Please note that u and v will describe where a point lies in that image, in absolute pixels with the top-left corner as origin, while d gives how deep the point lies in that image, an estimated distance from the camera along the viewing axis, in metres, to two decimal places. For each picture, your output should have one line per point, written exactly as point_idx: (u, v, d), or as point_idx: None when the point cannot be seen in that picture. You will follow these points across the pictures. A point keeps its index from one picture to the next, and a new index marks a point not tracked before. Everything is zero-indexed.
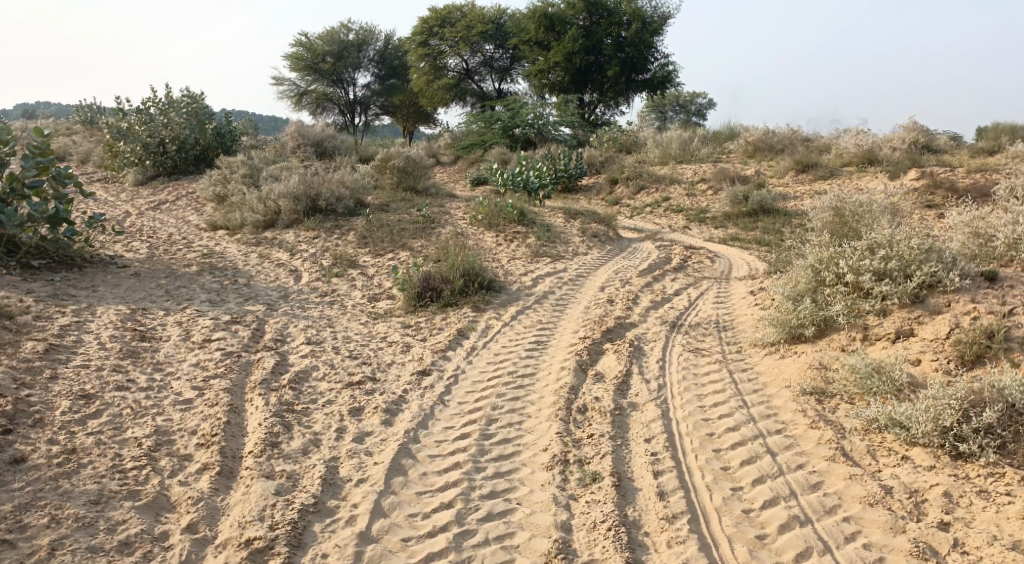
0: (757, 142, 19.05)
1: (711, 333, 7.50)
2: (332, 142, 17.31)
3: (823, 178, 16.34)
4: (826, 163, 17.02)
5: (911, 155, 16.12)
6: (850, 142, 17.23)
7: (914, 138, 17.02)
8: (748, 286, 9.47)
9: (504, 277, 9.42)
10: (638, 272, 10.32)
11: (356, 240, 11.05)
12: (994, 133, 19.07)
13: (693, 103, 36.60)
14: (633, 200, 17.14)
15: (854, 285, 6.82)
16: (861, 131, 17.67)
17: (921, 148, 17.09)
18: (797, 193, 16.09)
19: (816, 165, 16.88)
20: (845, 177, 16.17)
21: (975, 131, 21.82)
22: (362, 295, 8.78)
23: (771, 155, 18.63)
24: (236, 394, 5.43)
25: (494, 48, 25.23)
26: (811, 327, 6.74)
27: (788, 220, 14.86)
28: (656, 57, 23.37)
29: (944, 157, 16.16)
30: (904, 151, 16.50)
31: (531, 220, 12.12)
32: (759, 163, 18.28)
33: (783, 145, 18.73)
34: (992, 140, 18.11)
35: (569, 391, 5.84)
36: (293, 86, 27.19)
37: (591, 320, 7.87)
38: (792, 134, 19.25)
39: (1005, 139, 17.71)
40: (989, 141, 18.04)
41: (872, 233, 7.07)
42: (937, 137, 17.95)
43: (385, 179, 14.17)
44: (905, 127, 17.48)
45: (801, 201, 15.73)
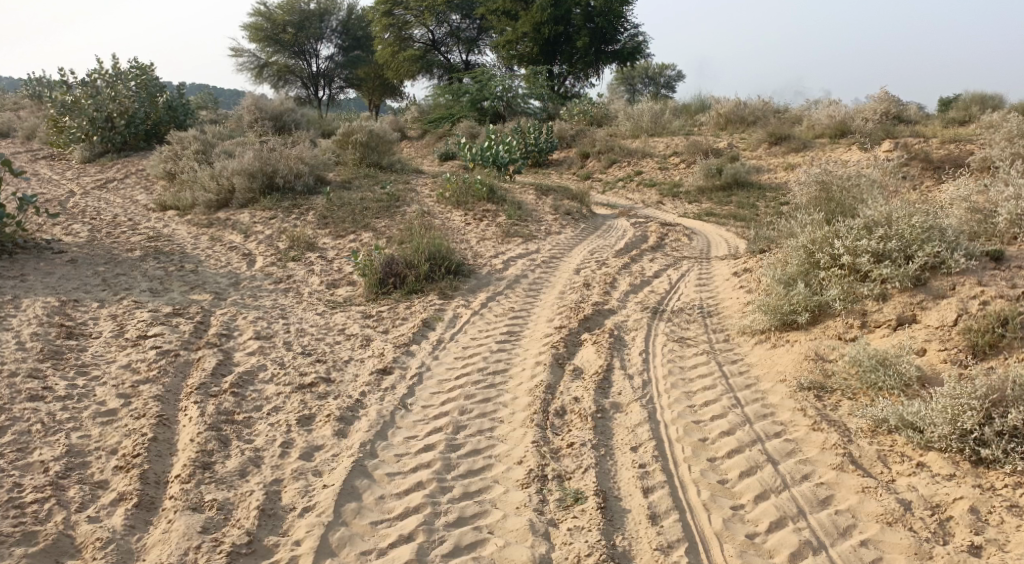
0: (728, 113, 18.50)
1: (695, 320, 6.97)
2: (292, 115, 16.47)
3: (797, 150, 15.87)
4: (800, 135, 16.54)
5: (884, 126, 15.72)
6: (823, 114, 16.77)
7: (886, 109, 16.62)
8: (732, 266, 8.95)
9: (471, 259, 8.81)
10: (615, 252, 9.78)
11: (315, 220, 10.36)
12: (965, 103, 18.74)
13: (662, 74, 36.06)
14: (606, 174, 16.57)
15: (849, 267, 6.29)
16: (833, 102, 17.23)
17: (893, 119, 16.69)
18: (771, 165, 15.62)
19: (789, 137, 16.37)
20: (819, 149, 15.70)
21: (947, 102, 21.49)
22: (320, 282, 8.11)
23: (743, 127, 18.13)
24: (169, 404, 4.83)
25: (460, 18, 24.40)
26: (805, 314, 6.22)
27: (763, 195, 14.38)
28: (626, 27, 22.74)
29: (918, 128, 15.77)
30: (877, 122, 16.10)
31: (500, 197, 11.49)
32: (732, 135, 17.78)
33: (755, 117, 18.23)
34: (964, 110, 17.75)
35: (546, 390, 5.28)
36: (253, 58, 26.17)
37: (567, 307, 7.30)
38: (764, 106, 18.76)
39: (976, 109, 17.38)
40: (961, 111, 17.70)
41: (868, 209, 6.53)
42: (909, 108, 17.55)
43: (347, 155, 13.43)
44: (875, 97, 17.08)
45: (776, 174, 15.27)
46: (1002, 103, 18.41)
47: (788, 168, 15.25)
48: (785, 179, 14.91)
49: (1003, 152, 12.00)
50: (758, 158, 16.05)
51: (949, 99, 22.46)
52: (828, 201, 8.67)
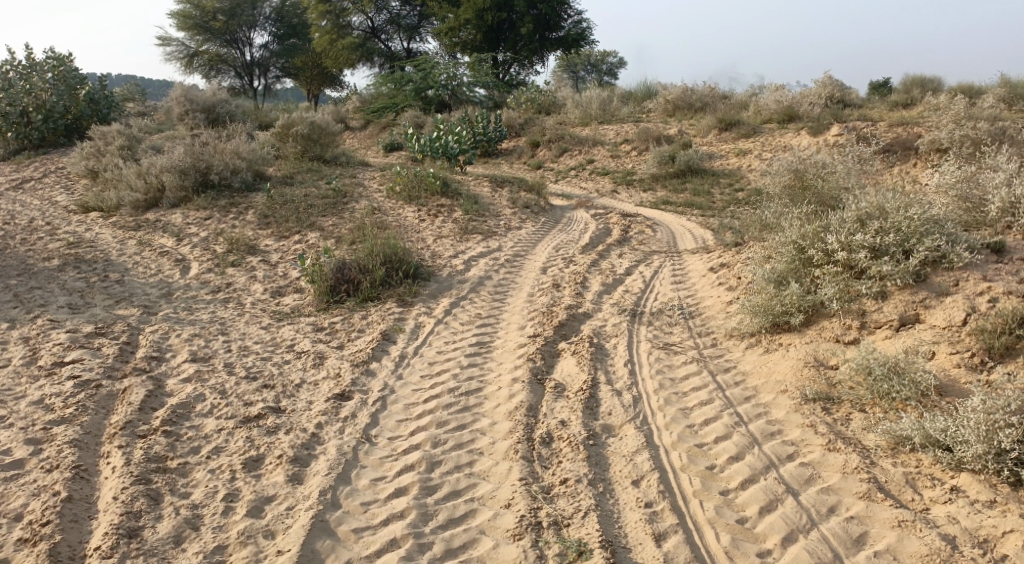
0: (676, 100, 18.10)
1: (678, 325, 6.47)
2: (226, 106, 15.50)
3: (748, 135, 15.54)
4: (749, 120, 16.22)
5: (832, 109, 15.49)
6: (769, 99, 16.47)
7: (830, 93, 16.40)
8: (706, 260, 8.48)
9: (429, 260, 8.20)
10: (580, 248, 9.27)
11: (256, 220, 9.62)
12: (905, 86, 18.67)
13: (604, 61, 35.67)
14: (557, 164, 16.06)
15: (844, 263, 5.82)
16: (779, 87, 16.97)
17: (837, 102, 16.48)
18: (723, 151, 15.26)
19: (738, 123, 16.01)
20: (768, 134, 15.40)
21: (888, 86, 21.49)
22: (264, 289, 7.41)
23: (691, 113, 17.77)
24: (87, 452, 4.36)
25: (400, 5, 23.60)
26: (798, 315, 5.75)
27: (717, 181, 14.04)
28: (568, 14, 22.29)
29: (864, 111, 15.59)
30: (824, 106, 15.87)
31: (455, 190, 10.86)
32: (680, 121, 17.41)
33: (702, 102, 17.85)
34: (905, 93, 17.67)
35: (526, 413, 4.76)
36: (181, 47, 24.95)
37: (538, 312, 6.75)
38: (712, 91, 18.43)
39: (918, 93, 17.31)
40: (903, 94, 17.62)
41: (858, 201, 6.10)
42: (852, 91, 17.38)
43: (287, 148, 12.63)
44: (820, 81, 16.88)
45: (728, 159, 14.93)
46: (942, 85, 18.40)
47: (739, 154, 14.92)
48: (739, 165, 14.56)
49: (952, 135, 11.84)
50: (709, 144, 15.69)
51: (880, 82, 22.57)
52: (803, 192, 8.28)
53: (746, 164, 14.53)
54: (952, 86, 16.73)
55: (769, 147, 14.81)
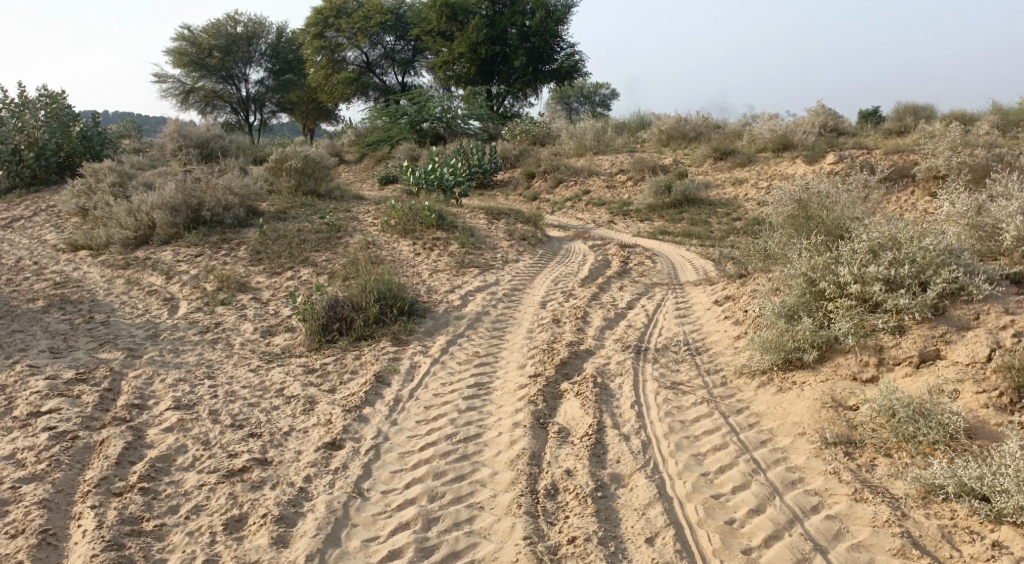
0: (670, 130, 17.96)
1: (685, 362, 6.19)
2: (219, 141, 15.28)
3: (744, 164, 15.35)
4: (744, 149, 16.04)
5: (827, 138, 15.35)
6: (764, 127, 16.32)
7: (824, 121, 16.28)
8: (710, 293, 8.20)
9: (424, 295, 7.93)
10: (579, 281, 9.00)
11: (247, 256, 9.35)
12: (898, 114, 18.58)
13: (597, 93, 35.67)
14: (553, 195, 15.85)
15: (858, 296, 5.55)
16: (773, 115, 16.84)
17: (832, 131, 16.35)
18: (719, 181, 15.08)
19: (733, 152, 15.81)
20: (764, 162, 15.20)
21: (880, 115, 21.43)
22: (254, 329, 7.11)
23: (686, 143, 17.60)
24: (58, 513, 4.15)
25: (394, 39, 23.54)
26: (812, 351, 5.48)
27: (715, 211, 13.82)
28: (562, 46, 22.22)
29: (860, 139, 15.45)
30: (818, 135, 15.72)
31: (450, 223, 10.62)
32: (675, 151, 17.23)
33: (697, 132, 17.71)
34: (900, 121, 17.55)
35: (530, 461, 4.49)
36: (177, 84, 24.82)
37: (538, 350, 6.47)
38: (706, 121, 18.30)
39: (912, 120, 17.21)
40: (897, 121, 17.51)
41: (870, 230, 5.84)
42: (846, 120, 17.27)
43: (281, 183, 12.38)
44: (814, 110, 16.76)
45: (724, 189, 14.74)
46: (935, 112, 18.31)
47: (736, 183, 14.73)
48: (736, 194, 14.37)
49: (950, 162, 11.66)
50: (705, 173, 15.50)
51: (870, 109, 22.52)
52: (808, 221, 8.05)
53: (743, 193, 14.34)
54: (946, 112, 16.63)
55: (765, 175, 14.63)
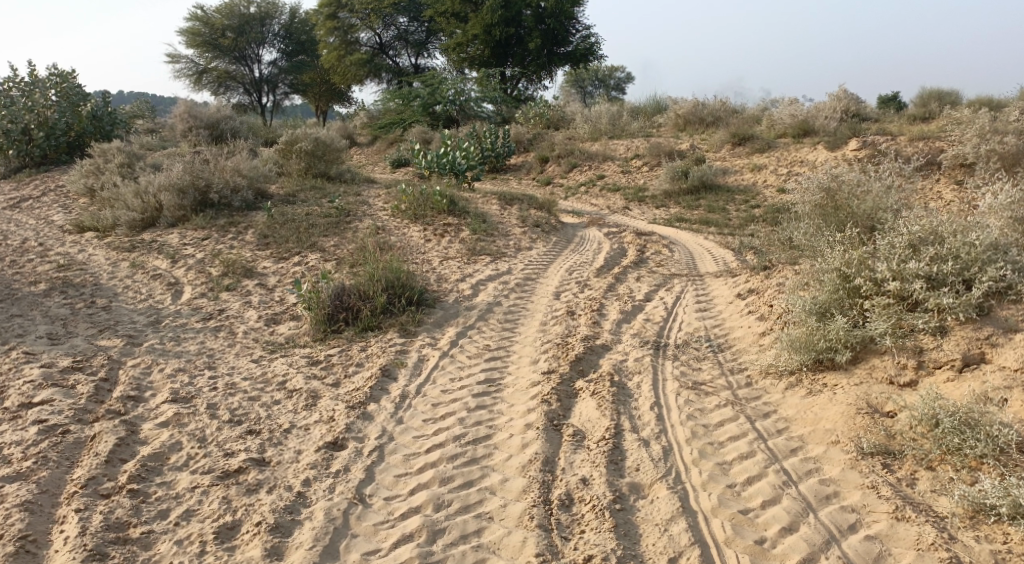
0: (687, 114, 17.55)
1: (707, 359, 5.91)
2: (230, 122, 14.96)
3: (762, 150, 14.94)
4: (762, 135, 15.62)
5: (849, 124, 14.93)
6: (783, 113, 15.89)
7: (845, 107, 15.83)
8: (732, 285, 7.90)
9: (434, 284, 7.65)
10: (595, 270, 8.70)
11: (254, 240, 9.07)
12: (921, 100, 18.09)
13: (611, 77, 35.24)
14: (567, 180, 15.49)
15: (896, 294, 5.31)
16: (793, 100, 16.40)
17: (853, 117, 15.92)
18: (737, 167, 14.69)
19: (752, 138, 15.41)
20: (783, 149, 14.79)
21: (900, 101, 20.94)
22: (257, 316, 6.83)
23: (702, 128, 17.19)
24: (40, 517, 3.90)
25: (408, 20, 23.16)
26: (845, 351, 5.23)
27: (733, 198, 13.45)
28: (578, 29, 21.76)
29: (882, 125, 15.02)
30: (839, 121, 15.29)
31: (462, 208, 10.32)
32: (692, 136, 16.83)
33: (714, 117, 17.29)
34: (922, 107, 17.09)
35: (543, 467, 4.23)
36: (190, 64, 24.50)
37: (553, 345, 6.18)
38: (723, 105, 17.87)
39: (936, 106, 16.73)
40: (920, 108, 17.03)
41: (909, 225, 5.63)
42: (867, 106, 16.81)
43: (290, 165, 12.07)
44: (834, 95, 16.31)
45: (742, 175, 14.35)
46: (959, 98, 17.81)
47: (754, 170, 14.35)
48: (755, 181, 13.99)
49: (978, 150, 11.21)
50: (722, 159, 15.11)
51: (889, 95, 21.97)
52: (836, 212, 7.73)
53: (762, 180, 13.96)
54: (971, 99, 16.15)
55: (785, 162, 14.24)
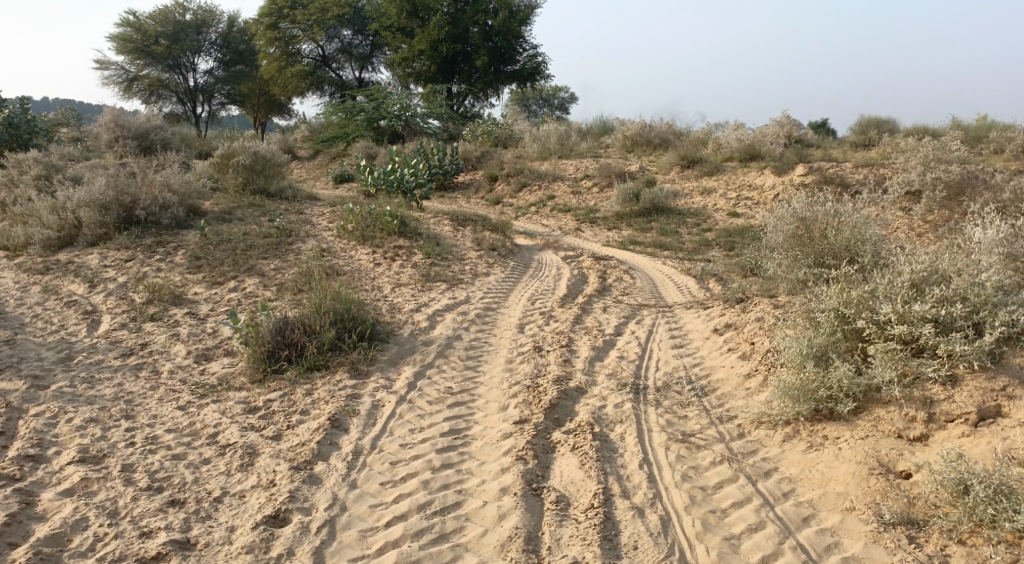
0: (634, 136, 17.21)
1: (692, 406, 5.39)
2: (161, 132, 14.02)
3: (711, 173, 14.65)
4: (709, 157, 15.33)
5: (795, 149, 14.75)
6: (730, 136, 15.63)
7: (788, 132, 15.68)
8: (705, 318, 7.41)
9: (386, 315, 7.00)
10: (558, 300, 8.15)
11: (186, 262, 8.29)
12: (860, 127, 18.11)
13: (555, 96, 35.05)
14: (516, 200, 14.95)
15: (900, 338, 4.86)
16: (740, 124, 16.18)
17: (795, 142, 15.76)
18: (687, 189, 14.33)
19: (701, 160, 15.07)
20: (732, 172, 14.52)
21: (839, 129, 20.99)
22: (187, 352, 6.09)
23: (650, 150, 16.84)
24: None
25: (352, 33, 22.49)
26: (847, 401, 4.76)
27: (685, 221, 13.06)
28: (525, 47, 21.21)
29: (828, 151, 14.91)
30: (785, 147, 15.09)
31: (413, 229, 9.67)
32: (640, 158, 16.47)
33: (662, 139, 17.00)
34: (863, 133, 17.10)
35: (525, 547, 3.91)
36: (120, 71, 23.26)
37: (522, 388, 5.59)
38: (670, 127, 17.59)
39: (875, 133, 16.74)
40: (860, 134, 17.06)
41: (908, 263, 5.21)
42: (808, 132, 16.75)
43: (226, 180, 11.30)
44: (777, 119, 16.13)
45: (693, 199, 13.98)
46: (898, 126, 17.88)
47: (705, 193, 14.01)
48: (705, 204, 13.63)
49: (923, 178, 10.64)
50: (671, 182, 14.73)
51: (821, 121, 22.14)
52: (813, 243, 7.36)
53: (712, 203, 13.61)
54: (912, 126, 16.14)
55: (734, 186, 13.97)
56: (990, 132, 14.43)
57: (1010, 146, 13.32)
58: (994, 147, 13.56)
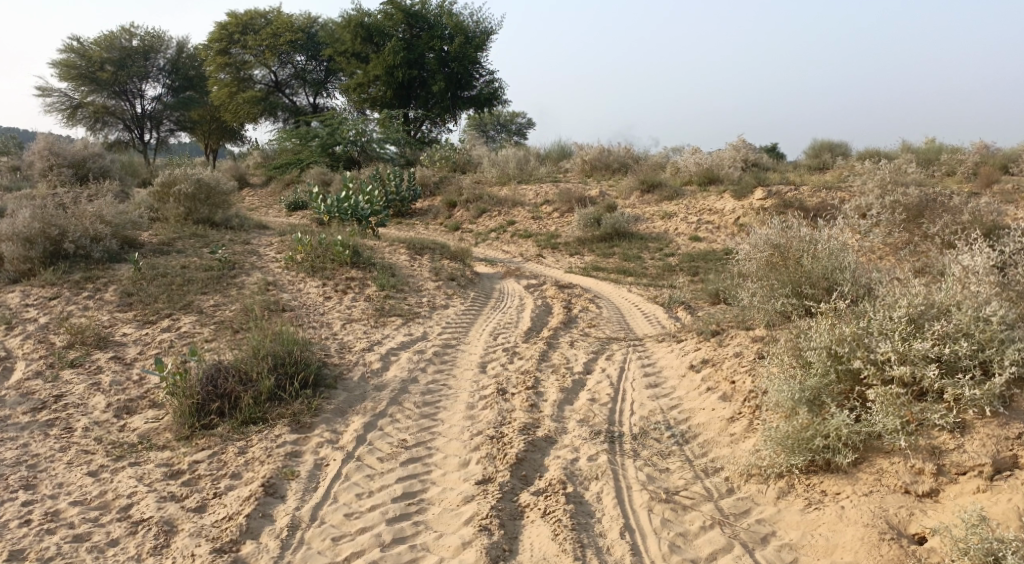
0: (593, 160, 16.85)
1: (673, 456, 4.87)
2: (99, 160, 13.23)
3: (671, 198, 14.26)
4: (668, 181, 14.97)
5: (753, 173, 14.48)
6: (689, 160, 15.31)
7: (746, 156, 15.38)
8: (679, 352, 6.90)
9: (335, 355, 6.40)
10: (522, 334, 7.60)
11: (116, 299, 7.59)
12: (814, 150, 17.97)
13: (513, 122, 34.74)
14: (475, 225, 14.41)
15: (899, 380, 4.37)
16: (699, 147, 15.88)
17: (751, 165, 15.45)
18: (647, 214, 13.87)
19: (661, 184, 14.70)
20: (692, 196, 14.16)
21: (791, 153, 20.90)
22: (107, 404, 5.42)
23: (609, 174, 16.46)
24: None
25: (306, 59, 21.90)
26: (846, 452, 4.25)
27: (647, 245, 12.63)
28: (481, 73, 20.83)
29: (786, 175, 14.65)
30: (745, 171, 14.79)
31: (367, 259, 9.08)
32: (599, 182, 16.07)
33: (621, 163, 16.65)
34: (819, 157, 16.95)
35: None
36: (63, 98, 22.18)
37: (485, 439, 5.04)
38: (630, 152, 17.25)
39: (829, 157, 16.61)
40: (814, 159, 16.92)
41: (901, 294, 4.71)
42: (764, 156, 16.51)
43: (167, 210, 10.57)
44: (733, 144, 15.84)
45: (655, 222, 13.54)
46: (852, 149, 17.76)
47: (666, 217, 13.59)
48: (666, 228, 13.18)
49: (882, 203, 10.30)
50: (632, 207, 14.29)
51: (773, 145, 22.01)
52: (789, 271, 6.89)
53: (673, 227, 13.15)
54: (866, 150, 15.99)
55: (694, 210, 13.58)
56: (942, 154, 14.28)
57: (961, 169, 13.19)
58: (945, 169, 13.39)
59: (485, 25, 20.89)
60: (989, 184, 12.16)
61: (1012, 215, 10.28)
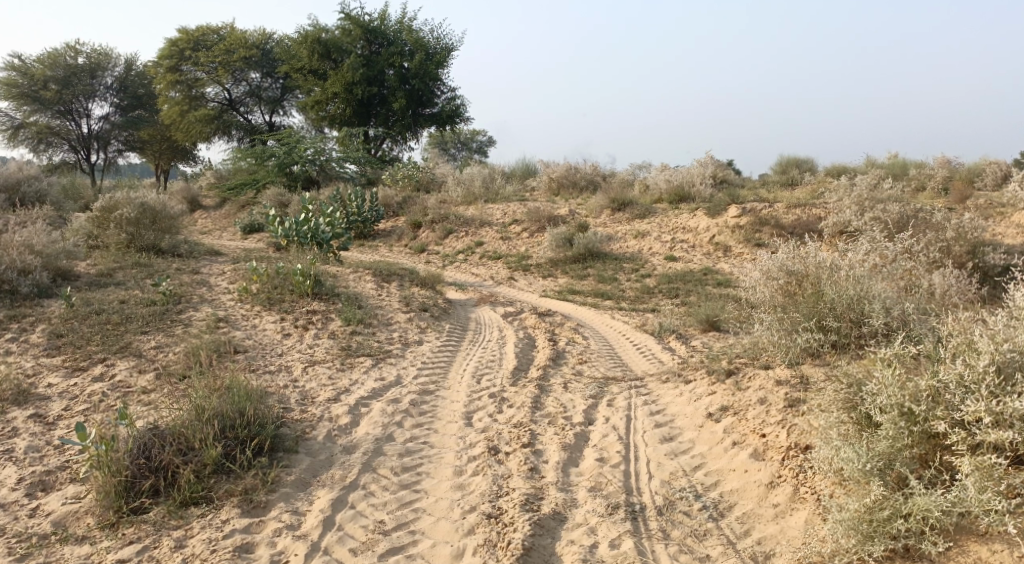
0: (560, 178, 16.05)
1: (711, 537, 4.07)
2: (34, 183, 12.06)
3: (644, 217, 13.51)
4: (640, 198, 14.23)
5: (725, 190, 13.70)
6: (658, 178, 14.63)
7: (715, 172, 14.70)
8: (691, 394, 6.01)
9: (296, 409, 5.45)
10: (509, 375, 6.69)
11: (43, 341, 6.55)
12: (782, 166, 17.39)
13: (475, 139, 33.93)
14: (441, 247, 13.50)
15: (993, 445, 3.61)
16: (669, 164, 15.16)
17: (719, 182, 14.73)
18: (620, 233, 13.06)
19: (632, 203, 13.93)
20: (664, 214, 13.42)
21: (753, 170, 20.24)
22: (16, 480, 4.41)
23: (578, 193, 15.66)
24: None
25: (261, 76, 20.91)
26: (938, 537, 3.49)
27: (622, 265, 11.82)
28: (443, 90, 20.00)
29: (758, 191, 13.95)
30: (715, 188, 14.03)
31: (329, 289, 8.12)
32: (568, 200, 15.25)
33: (588, 181, 15.89)
34: (787, 173, 16.36)
35: None
36: (4, 117, 20.93)
37: (481, 519, 4.19)
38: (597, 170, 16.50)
39: (798, 172, 16.04)
40: (782, 175, 16.34)
41: (980, 335, 3.92)
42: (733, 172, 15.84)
43: (107, 236, 9.51)
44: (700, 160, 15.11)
45: (629, 241, 12.73)
46: None
47: (638, 236, 12.78)
48: (641, 248, 12.37)
49: (860, 220, 9.64)
50: (604, 225, 13.47)
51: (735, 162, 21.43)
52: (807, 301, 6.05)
53: (647, 247, 12.36)
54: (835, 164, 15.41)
55: (667, 229, 12.84)
56: (909, 168, 13.73)
57: (932, 184, 12.59)
58: (915, 185, 12.79)
59: (446, 41, 20.07)
60: (963, 199, 11.42)
61: (996, 232, 9.65)
